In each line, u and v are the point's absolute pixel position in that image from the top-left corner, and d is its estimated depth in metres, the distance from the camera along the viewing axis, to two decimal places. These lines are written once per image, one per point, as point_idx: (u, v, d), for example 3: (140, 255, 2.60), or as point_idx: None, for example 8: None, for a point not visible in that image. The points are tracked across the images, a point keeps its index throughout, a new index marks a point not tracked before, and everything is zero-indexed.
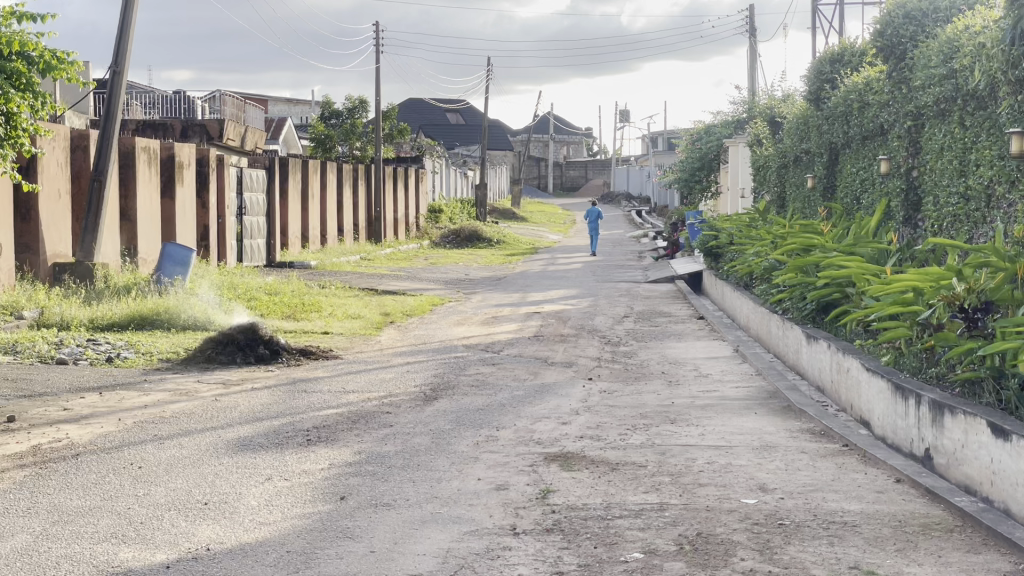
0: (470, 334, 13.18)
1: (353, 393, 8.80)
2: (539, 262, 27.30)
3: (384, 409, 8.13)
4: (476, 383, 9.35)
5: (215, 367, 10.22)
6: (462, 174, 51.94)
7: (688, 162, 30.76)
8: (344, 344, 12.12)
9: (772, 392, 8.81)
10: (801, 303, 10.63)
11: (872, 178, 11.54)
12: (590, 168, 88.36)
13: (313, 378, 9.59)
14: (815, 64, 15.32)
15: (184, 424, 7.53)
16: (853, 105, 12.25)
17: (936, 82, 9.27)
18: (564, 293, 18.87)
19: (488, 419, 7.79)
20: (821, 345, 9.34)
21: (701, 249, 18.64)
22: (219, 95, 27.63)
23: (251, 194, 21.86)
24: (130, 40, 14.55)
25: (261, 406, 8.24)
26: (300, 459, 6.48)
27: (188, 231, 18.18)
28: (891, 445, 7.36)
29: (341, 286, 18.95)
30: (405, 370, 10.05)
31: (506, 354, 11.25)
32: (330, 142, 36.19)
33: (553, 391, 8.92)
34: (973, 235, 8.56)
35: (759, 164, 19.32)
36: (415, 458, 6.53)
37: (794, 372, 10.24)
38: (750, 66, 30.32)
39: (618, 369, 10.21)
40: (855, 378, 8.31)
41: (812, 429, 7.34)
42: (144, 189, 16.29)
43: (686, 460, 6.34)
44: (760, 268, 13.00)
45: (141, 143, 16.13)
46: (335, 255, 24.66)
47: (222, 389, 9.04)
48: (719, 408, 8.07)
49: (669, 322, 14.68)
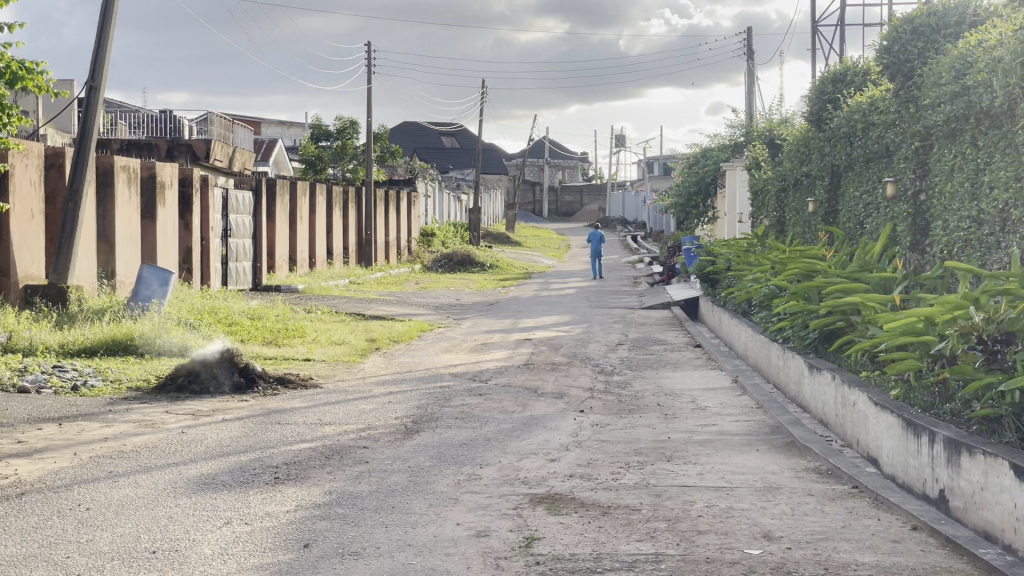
0: (459, 361, 12.68)
1: (330, 426, 8.28)
2: (532, 287, 26.83)
3: (360, 444, 7.61)
4: (461, 415, 8.85)
5: (186, 397, 9.70)
6: (456, 199, 51.50)
7: (684, 187, 30.34)
8: (325, 372, 11.61)
9: (774, 426, 8.32)
10: (802, 332, 10.16)
11: (877, 202, 11.07)
12: (585, 194, 88.07)
13: (289, 408, 9.07)
14: (816, 85, 14.81)
15: (144, 460, 7.01)
16: (857, 126, 11.80)
17: (947, 100, 8.81)
18: (556, 319, 18.36)
19: (472, 455, 7.28)
20: (824, 377, 8.86)
21: (698, 275, 18.15)
22: (207, 115, 27.18)
23: (237, 216, 21.37)
24: (108, 56, 14.12)
25: (231, 441, 7.72)
26: (264, 500, 5.97)
27: (169, 253, 17.69)
28: (902, 486, 6.87)
29: (328, 311, 18.46)
30: (387, 401, 9.54)
31: (494, 383, 10.75)
32: (321, 164, 35.96)
33: (541, 424, 8.41)
34: (986, 262, 8.09)
35: (758, 188, 18.84)
36: (390, 500, 6.02)
37: (795, 404, 9.78)
38: (748, 89, 29.94)
39: (611, 400, 9.71)
40: (861, 413, 7.83)
41: (818, 468, 6.84)
42: (123, 209, 15.83)
43: (684, 503, 5.83)
44: (759, 294, 12.51)
45: (120, 163, 15.68)
46: (323, 279, 24.18)
47: (192, 421, 8.53)
48: (719, 444, 7.57)
49: (664, 350, 14.18)
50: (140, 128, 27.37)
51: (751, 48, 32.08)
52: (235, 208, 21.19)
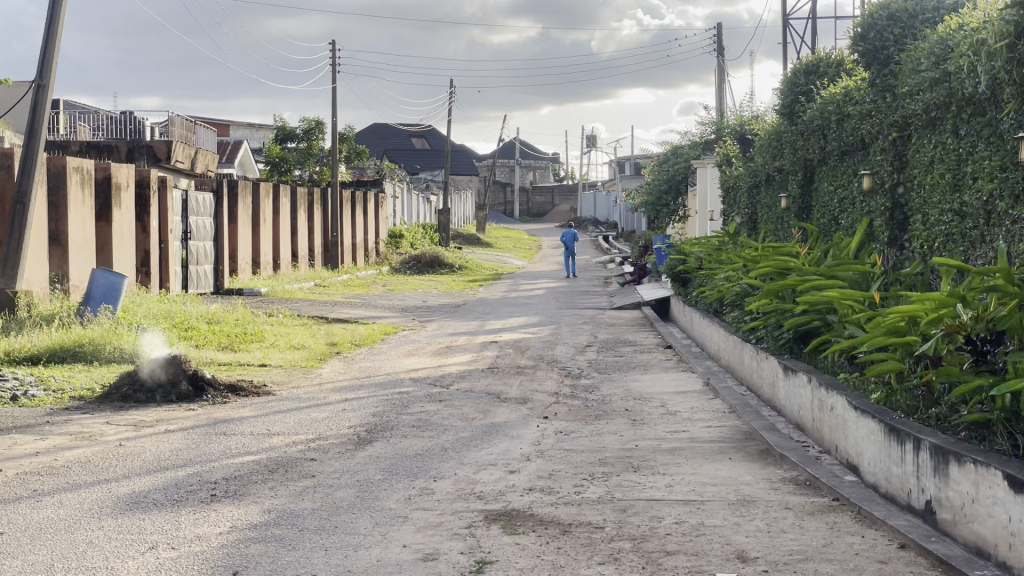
0: (421, 366, 12.21)
1: (278, 436, 7.80)
2: (501, 288, 26.35)
3: (308, 456, 7.13)
4: (418, 423, 8.37)
5: (130, 407, 9.18)
6: (424, 200, 50.99)
7: (655, 184, 29.91)
8: (281, 378, 11.12)
9: (748, 432, 7.89)
10: (777, 332, 9.76)
11: (853, 197, 10.69)
12: (556, 194, 87.56)
13: (238, 418, 8.58)
14: (789, 76, 14.35)
15: (73, 476, 6.51)
16: (830, 118, 11.43)
17: (927, 87, 8.42)
18: (525, 321, 17.92)
19: (425, 466, 6.82)
20: (800, 379, 8.47)
21: (669, 274, 17.73)
22: (168, 115, 26.58)
23: (197, 218, 20.81)
24: (56, 53, 13.58)
25: (171, 453, 7.23)
26: (195, 521, 5.48)
27: (126, 256, 17.14)
28: (884, 496, 6.47)
29: (290, 314, 17.93)
30: (341, 409, 9.05)
31: (456, 388, 10.28)
32: (286, 165, 35.38)
33: (502, 433, 7.95)
34: (969, 256, 7.70)
35: (729, 185, 18.44)
36: (333, 519, 5.54)
37: (770, 407, 9.39)
38: (718, 85, 29.56)
39: (577, 406, 9.26)
40: (840, 418, 7.44)
41: (796, 478, 6.41)
42: (76, 212, 15.27)
43: (651, 520, 5.39)
44: (731, 293, 12.13)
45: (73, 163, 15.14)
46: (287, 282, 23.65)
47: (132, 432, 8.02)
48: (690, 452, 7.14)
49: (635, 352, 13.74)
50: (100, 129, 26.76)
51: (721, 45, 31.74)
52: (195, 209, 20.63)
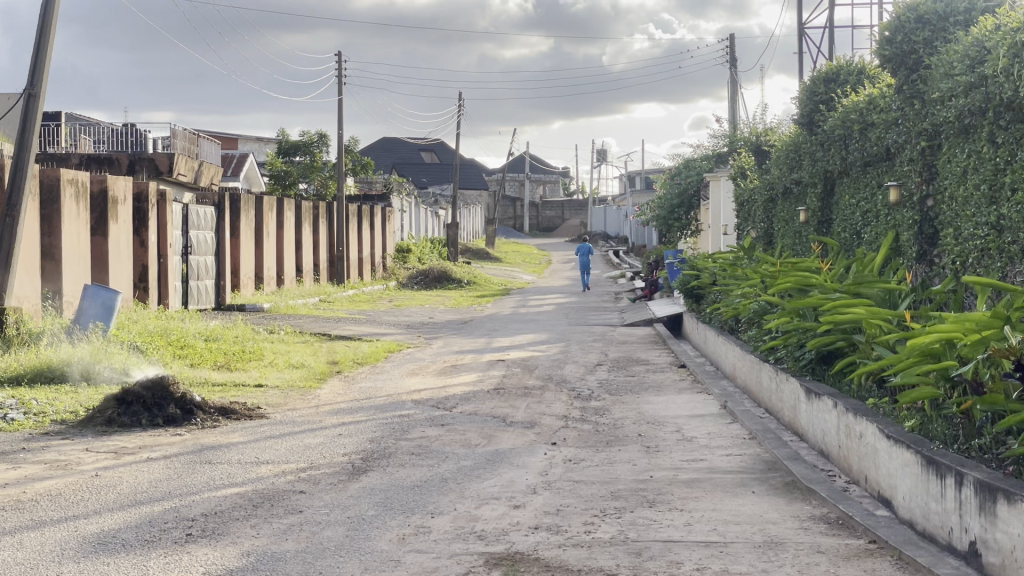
0: (424, 387, 11.66)
1: (266, 466, 7.28)
2: (510, 305, 25.81)
3: (296, 488, 6.61)
4: (417, 451, 7.84)
5: (114, 431, 8.65)
6: (434, 214, 50.52)
7: (666, 199, 29.36)
8: (275, 400, 10.59)
9: (771, 461, 7.36)
10: (798, 352, 9.25)
11: (877, 210, 10.17)
12: (567, 208, 86.97)
13: (227, 444, 8.06)
14: (808, 84, 13.80)
15: (39, 512, 6.00)
16: (852, 127, 10.90)
17: (960, 92, 7.92)
18: (534, 338, 17.38)
19: (422, 500, 6.29)
20: (824, 403, 7.95)
21: (681, 290, 17.20)
22: (171, 127, 26.11)
23: (198, 232, 20.31)
24: (48, 61, 13.00)
25: (149, 485, 6.71)
26: (165, 566, 4.96)
27: (123, 271, 16.64)
28: (922, 534, 5.95)
29: (292, 332, 17.43)
30: (337, 435, 8.52)
31: (459, 411, 9.75)
32: (289, 179, 34.96)
33: (507, 462, 7.42)
34: (1008, 274, 7.17)
35: (744, 198, 17.91)
36: (317, 563, 5.02)
37: (791, 432, 8.88)
38: (731, 97, 29.05)
39: (588, 431, 8.73)
40: (870, 447, 6.92)
41: (826, 516, 5.87)
42: (71, 226, 14.78)
43: (669, 566, 4.87)
44: (748, 310, 11.61)
45: (67, 176, 14.64)
46: (291, 298, 23.14)
47: (111, 461, 7.50)
48: (709, 485, 6.61)
49: (647, 371, 13.19)
50: (103, 143, 26.32)
51: (734, 56, 31.19)
52: (196, 223, 20.15)
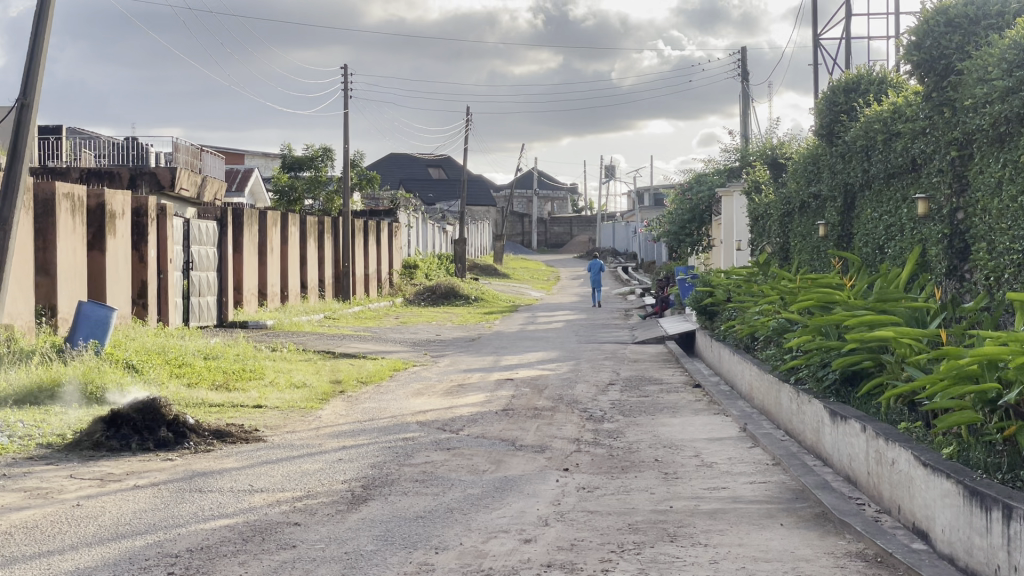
0: (428, 407, 11.21)
1: (261, 494, 6.85)
2: (517, 321, 25.36)
3: (290, 520, 6.17)
4: (421, 477, 7.40)
5: (101, 456, 8.23)
6: (441, 230, 50.13)
7: (677, 214, 28.89)
8: (275, 422, 10.16)
9: (797, 490, 6.91)
10: (821, 372, 8.81)
11: (903, 223, 9.73)
12: (575, 225, 86.56)
13: (219, 470, 7.63)
14: (828, 93, 13.35)
15: (11, 547, 5.56)
16: (876, 137, 10.46)
17: (996, 98, 7.49)
18: (542, 356, 16.94)
19: (425, 534, 5.84)
20: (851, 426, 7.51)
21: (694, 306, 16.77)
22: (173, 141, 25.73)
23: (200, 247, 19.90)
24: (42, 69, 12.55)
25: (133, 516, 6.27)
26: None
27: (121, 288, 16.23)
28: (964, 571, 5.50)
29: (295, 349, 17.01)
30: (337, 460, 8.09)
31: (466, 434, 9.31)
32: (293, 194, 34.65)
33: (517, 490, 6.98)
34: None
35: (758, 213, 17.48)
36: None
37: (814, 456, 8.42)
38: (743, 111, 28.64)
39: (601, 456, 8.28)
40: (904, 474, 6.46)
41: (863, 553, 5.42)
42: (66, 241, 14.38)
43: None
44: (767, 328, 11.16)
45: (62, 190, 14.26)
46: (295, 315, 22.71)
47: (96, 489, 7.07)
48: (734, 516, 6.16)
49: (660, 391, 12.74)
50: (104, 157, 25.94)
51: (746, 70, 30.74)
52: (197, 238, 19.74)
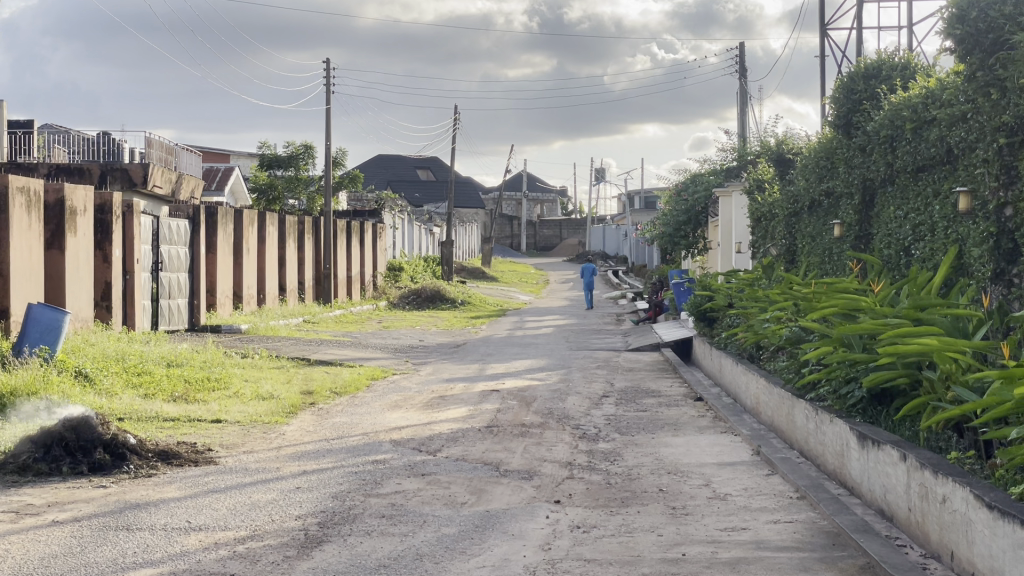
0: (405, 423, 10.14)
1: (199, 533, 5.80)
2: (505, 326, 24.31)
3: (226, 571, 5.10)
4: (389, 512, 6.33)
5: (26, 482, 7.16)
6: (427, 232, 49.13)
7: (672, 216, 27.90)
8: (234, 439, 9.09)
9: (830, 532, 5.88)
10: (846, 389, 7.79)
11: (936, 220, 8.74)
12: (564, 227, 85.67)
13: (157, 501, 6.57)
14: (845, 80, 12.30)
15: None
16: (904, 126, 9.49)
17: None
18: (531, 364, 15.87)
19: None
20: (885, 453, 6.48)
21: (692, 311, 15.72)
22: (147, 137, 24.62)
23: (170, 246, 18.83)
24: None
25: (37, 564, 5.21)
26: None
27: (83, 288, 15.16)
28: None
29: (267, 355, 15.94)
30: (296, 487, 7.04)
31: (444, 457, 8.24)
32: (273, 193, 33.65)
33: (500, 529, 5.94)
34: None
35: (762, 213, 16.49)
36: None
37: (838, 483, 7.39)
38: (742, 108, 27.64)
39: (598, 483, 7.24)
40: (960, 514, 5.42)
41: None
42: (21, 239, 13.29)
43: None
44: (777, 337, 10.15)
45: (17, 183, 13.19)
46: (271, 318, 21.63)
47: (6, 525, 6.00)
48: (760, 569, 5.11)
49: (659, 405, 11.70)
50: (75, 152, 24.84)
51: (744, 67, 29.79)
52: (167, 237, 18.67)
